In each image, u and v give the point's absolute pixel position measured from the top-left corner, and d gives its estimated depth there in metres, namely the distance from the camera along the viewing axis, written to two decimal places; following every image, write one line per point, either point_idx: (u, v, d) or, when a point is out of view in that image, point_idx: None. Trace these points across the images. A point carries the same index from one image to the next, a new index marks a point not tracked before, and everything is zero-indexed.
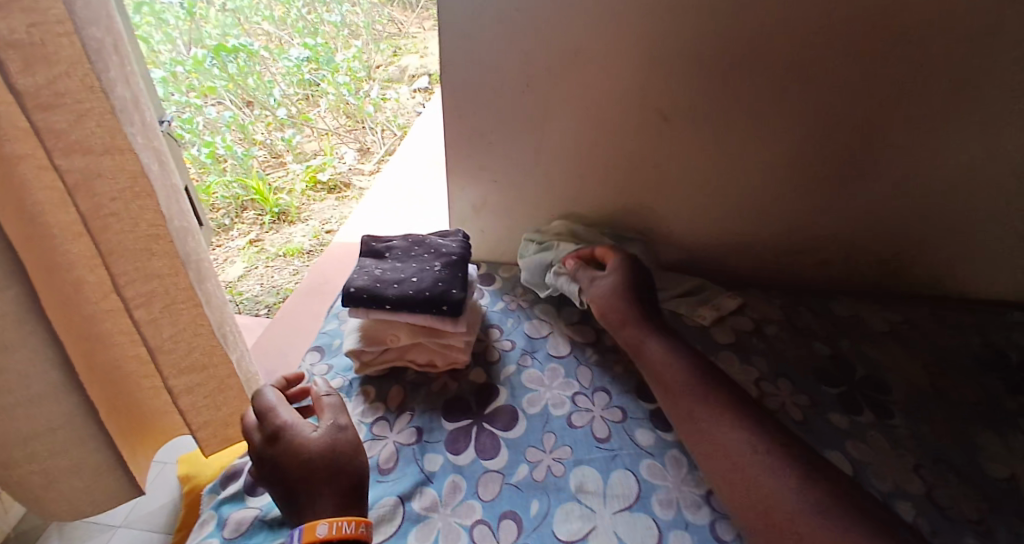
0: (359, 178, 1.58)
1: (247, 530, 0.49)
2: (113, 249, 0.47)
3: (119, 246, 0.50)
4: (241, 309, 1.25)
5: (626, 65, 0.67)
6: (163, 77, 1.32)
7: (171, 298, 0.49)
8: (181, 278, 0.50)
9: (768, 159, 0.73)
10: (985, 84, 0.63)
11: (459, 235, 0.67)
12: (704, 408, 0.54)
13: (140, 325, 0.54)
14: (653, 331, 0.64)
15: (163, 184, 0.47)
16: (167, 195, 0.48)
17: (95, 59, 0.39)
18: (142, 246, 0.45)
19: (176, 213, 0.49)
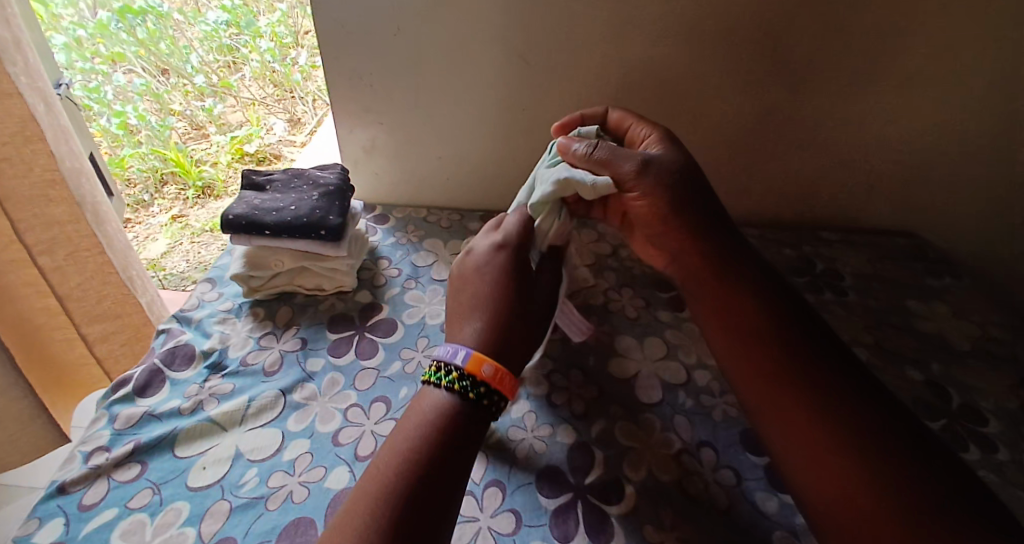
0: (289, 148, 1.64)
1: (138, 422, 0.58)
2: (37, 169, 0.85)
3: (27, 166, 0.84)
4: (166, 283, 1.51)
5: (477, 11, 0.79)
6: (66, 43, 1.45)
7: (74, 249, 0.95)
8: (75, 218, 0.93)
9: (614, 97, 0.85)
10: (768, 32, 0.77)
11: (337, 168, 0.78)
12: (742, 343, 0.53)
13: (65, 226, 0.92)
14: (682, 251, 0.59)
15: (51, 129, 0.87)
16: (55, 137, 0.88)
17: (28, 94, 0.82)
18: (41, 191, 0.87)
19: (69, 160, 0.91)
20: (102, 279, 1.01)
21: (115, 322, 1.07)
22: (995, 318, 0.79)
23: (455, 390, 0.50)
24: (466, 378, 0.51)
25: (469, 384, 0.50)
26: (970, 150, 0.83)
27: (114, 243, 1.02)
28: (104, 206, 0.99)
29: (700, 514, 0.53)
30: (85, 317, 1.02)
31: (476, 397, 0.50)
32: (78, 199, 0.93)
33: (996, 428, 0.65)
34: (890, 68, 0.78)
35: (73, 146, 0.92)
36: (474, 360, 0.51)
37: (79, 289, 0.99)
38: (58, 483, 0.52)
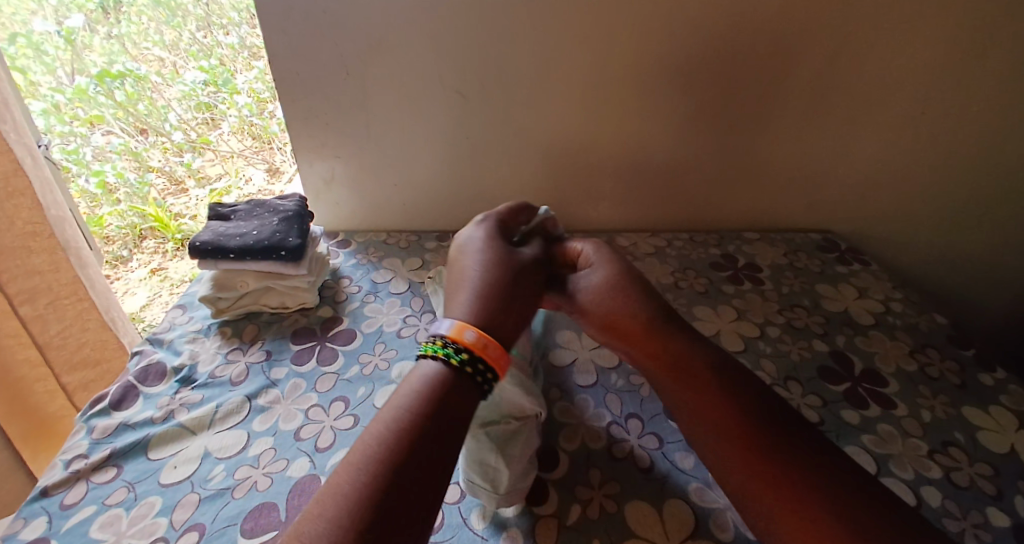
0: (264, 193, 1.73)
1: (114, 432, 0.64)
2: (17, 222, 0.92)
3: (8, 219, 0.90)
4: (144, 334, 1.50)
5: (415, 57, 0.90)
6: (45, 110, 1.41)
7: (54, 297, 1.01)
8: (54, 268, 0.99)
9: (544, 125, 0.96)
10: (669, 63, 0.88)
11: (296, 198, 0.89)
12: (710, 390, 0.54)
13: (44, 276, 0.98)
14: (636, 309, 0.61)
15: (38, 181, 0.94)
16: (42, 189, 0.95)
17: (16, 148, 0.89)
18: (21, 244, 0.93)
19: (53, 209, 0.97)
20: (82, 325, 1.07)
21: (95, 371, 1.13)
22: (897, 295, 0.89)
23: (451, 360, 0.51)
24: (461, 350, 0.52)
25: (464, 356, 0.51)
26: (864, 153, 0.94)
27: (95, 286, 1.08)
28: (85, 251, 1.04)
29: (624, 474, 0.60)
30: (65, 366, 1.08)
31: (467, 369, 0.51)
32: (64, 243, 0.99)
33: (895, 387, 0.72)
34: (781, 86, 0.89)
35: (57, 197, 0.98)
36: (471, 334, 0.53)
37: (60, 337, 1.04)
38: (41, 487, 0.58)
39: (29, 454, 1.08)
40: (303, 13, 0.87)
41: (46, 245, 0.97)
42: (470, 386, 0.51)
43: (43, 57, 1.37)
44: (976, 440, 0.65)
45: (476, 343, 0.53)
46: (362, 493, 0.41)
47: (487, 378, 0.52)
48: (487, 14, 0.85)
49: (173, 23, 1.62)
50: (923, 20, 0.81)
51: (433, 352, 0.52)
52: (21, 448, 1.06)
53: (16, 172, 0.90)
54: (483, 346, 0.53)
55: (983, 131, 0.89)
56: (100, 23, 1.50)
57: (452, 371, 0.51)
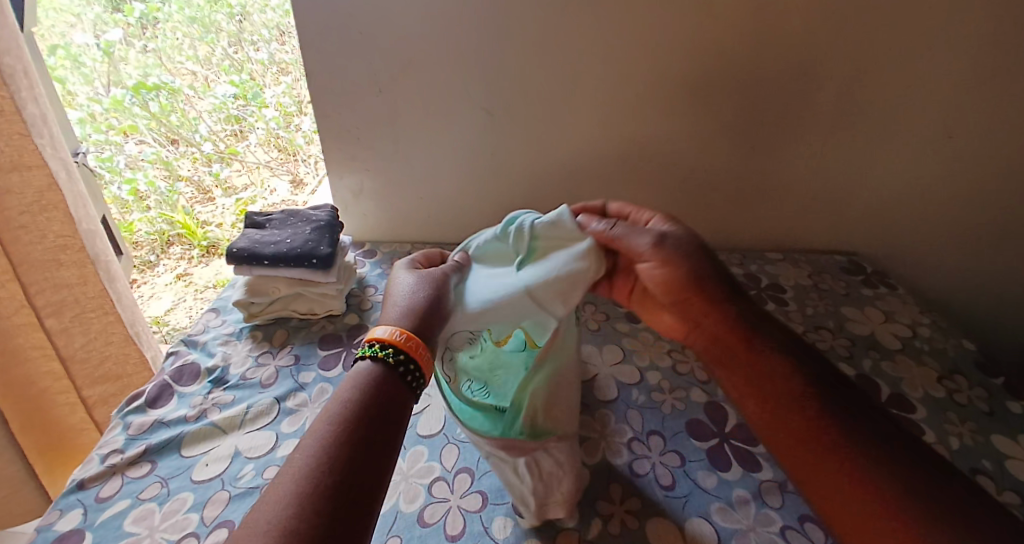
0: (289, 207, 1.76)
1: (149, 428, 0.66)
2: (49, 235, 0.95)
3: (39, 232, 0.94)
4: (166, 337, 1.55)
5: (443, 75, 0.93)
6: (82, 119, 1.56)
7: (79, 311, 1.04)
8: (82, 281, 1.02)
9: (568, 143, 0.98)
10: (693, 85, 0.90)
11: (328, 209, 0.92)
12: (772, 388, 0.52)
13: (71, 290, 1.01)
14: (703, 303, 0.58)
15: (71, 190, 0.98)
16: (75, 199, 0.98)
17: (51, 163, 0.93)
18: (51, 258, 0.97)
19: (86, 223, 1.01)
20: (105, 339, 1.10)
21: (116, 385, 1.16)
22: (924, 320, 0.88)
23: (377, 359, 0.50)
24: (390, 348, 0.50)
25: (392, 352, 0.50)
26: (889, 175, 0.94)
27: (123, 299, 1.12)
28: (114, 264, 1.08)
29: (646, 490, 0.60)
30: (87, 380, 1.11)
31: (395, 364, 0.50)
32: (94, 257, 1.03)
33: (922, 412, 0.71)
34: (805, 108, 0.90)
35: (90, 211, 1.03)
36: (396, 331, 0.51)
37: (84, 350, 1.07)
38: (78, 480, 0.60)
39: (40, 469, 1.11)
40: (337, 33, 0.90)
41: (77, 258, 1.00)
42: (398, 386, 0.49)
43: (82, 69, 1.53)
44: (1005, 470, 0.64)
45: (402, 339, 0.51)
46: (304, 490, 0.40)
47: (416, 375, 0.50)
48: (515, 36, 0.88)
49: (207, 39, 1.67)
50: (948, 45, 0.82)
51: (367, 352, 0.50)
52: (36, 461, 1.10)
53: (51, 186, 0.93)
54: (413, 345, 0.51)
55: (1011, 154, 0.89)
56: (137, 38, 1.61)
57: (383, 367, 0.49)
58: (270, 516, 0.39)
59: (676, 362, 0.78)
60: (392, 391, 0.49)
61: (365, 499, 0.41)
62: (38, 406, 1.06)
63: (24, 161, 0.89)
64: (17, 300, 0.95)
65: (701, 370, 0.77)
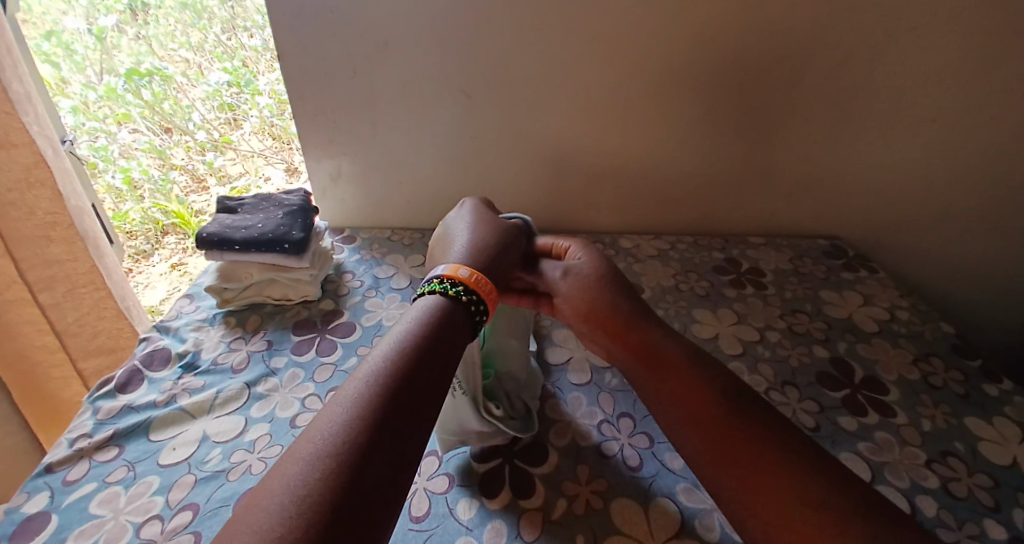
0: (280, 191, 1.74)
1: (117, 413, 0.66)
2: (38, 211, 0.94)
3: (28, 208, 0.93)
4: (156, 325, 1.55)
5: (424, 57, 0.91)
6: (75, 107, 1.50)
7: (72, 285, 1.04)
8: (73, 256, 1.02)
9: (549, 127, 0.97)
10: (677, 67, 0.89)
11: (301, 193, 0.92)
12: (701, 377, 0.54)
13: (62, 265, 1.01)
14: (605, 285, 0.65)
15: (58, 169, 0.96)
16: (61, 177, 0.96)
17: (38, 141, 0.91)
18: (42, 233, 0.97)
19: (73, 199, 0.99)
20: (97, 314, 1.09)
21: (110, 357, 1.16)
22: (903, 303, 0.87)
23: (440, 290, 0.55)
24: (458, 285, 0.56)
25: (466, 294, 0.55)
26: (874, 159, 0.93)
27: (114, 275, 1.10)
28: (104, 241, 1.07)
29: (613, 472, 0.60)
30: (80, 353, 1.11)
31: (467, 307, 0.54)
32: (83, 233, 1.01)
33: (895, 395, 0.71)
34: (791, 92, 0.88)
35: (76, 187, 1.00)
36: (467, 272, 0.57)
37: (76, 324, 1.07)
38: (45, 463, 0.60)
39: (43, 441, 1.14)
40: (316, 13, 0.89)
41: (66, 234, 0.99)
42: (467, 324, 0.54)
43: (74, 56, 1.46)
44: (977, 451, 0.64)
45: (469, 278, 0.57)
46: (373, 395, 0.42)
47: (479, 309, 0.55)
48: (495, 16, 0.86)
49: (199, 25, 1.61)
50: (937, 27, 0.80)
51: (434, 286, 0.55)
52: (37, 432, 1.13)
53: (38, 163, 0.92)
54: (484, 285, 0.57)
55: (1001, 137, 0.87)
56: (128, 24, 1.53)
57: (449, 301, 0.54)
58: (339, 414, 0.41)
59: None
60: (455, 322, 0.52)
61: (429, 419, 0.43)
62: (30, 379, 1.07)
63: (11, 139, 0.88)
64: (8, 276, 0.96)
65: None
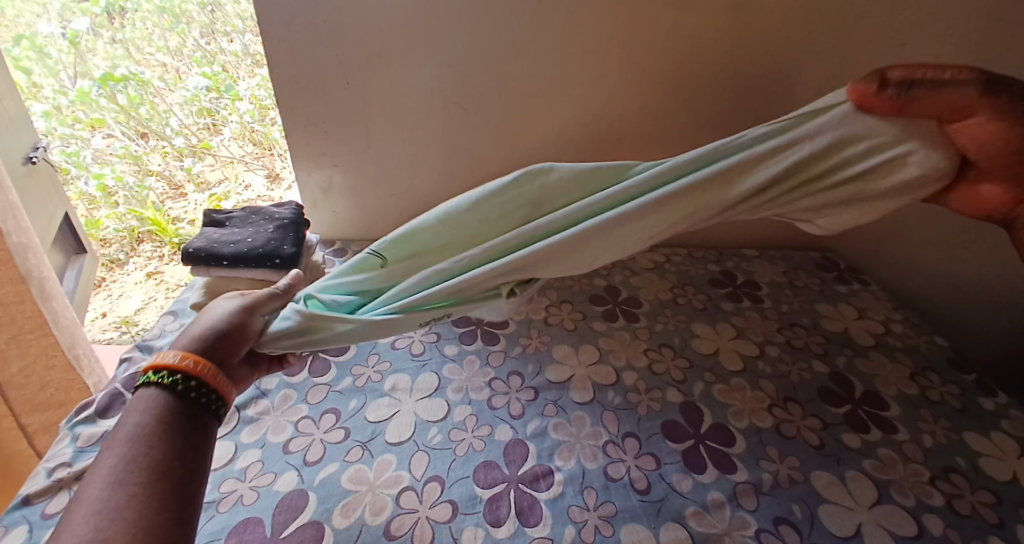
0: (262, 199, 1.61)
1: (98, 441, 0.63)
2: None
3: None
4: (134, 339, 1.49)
5: (417, 68, 0.90)
6: (46, 111, 1.53)
7: (18, 331, 0.96)
8: (21, 299, 0.94)
9: (543, 141, 0.96)
10: (672, 80, 0.88)
11: (293, 207, 0.89)
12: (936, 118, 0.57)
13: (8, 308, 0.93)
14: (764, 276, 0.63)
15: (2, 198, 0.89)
16: (6, 208, 0.90)
17: None
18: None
19: (16, 235, 0.92)
20: (45, 363, 1.03)
21: (59, 411, 1.08)
22: (897, 316, 0.88)
23: (162, 384, 0.47)
24: (171, 372, 0.48)
25: (171, 377, 0.48)
26: None
27: (60, 319, 1.03)
28: (49, 283, 1.00)
29: (622, 497, 0.59)
30: (26, 407, 1.03)
31: (185, 390, 0.48)
32: (26, 274, 0.94)
33: (895, 410, 0.71)
34: (784, 105, 0.89)
35: (22, 222, 0.94)
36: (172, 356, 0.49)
37: (20, 376, 0.99)
38: (22, 495, 0.57)
39: None
40: (305, 22, 0.86)
41: (6, 274, 0.91)
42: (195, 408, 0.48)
43: (47, 60, 1.49)
44: (977, 467, 0.64)
45: (187, 363, 0.49)
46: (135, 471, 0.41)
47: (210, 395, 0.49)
48: (490, 28, 0.85)
49: (177, 29, 1.55)
50: (924, 45, 0.81)
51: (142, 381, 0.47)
52: None
53: None
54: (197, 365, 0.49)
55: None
56: (104, 28, 1.52)
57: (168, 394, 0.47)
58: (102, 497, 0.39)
59: (653, 362, 0.77)
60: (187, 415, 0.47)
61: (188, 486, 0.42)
62: None
63: None
64: None
65: (677, 370, 0.76)
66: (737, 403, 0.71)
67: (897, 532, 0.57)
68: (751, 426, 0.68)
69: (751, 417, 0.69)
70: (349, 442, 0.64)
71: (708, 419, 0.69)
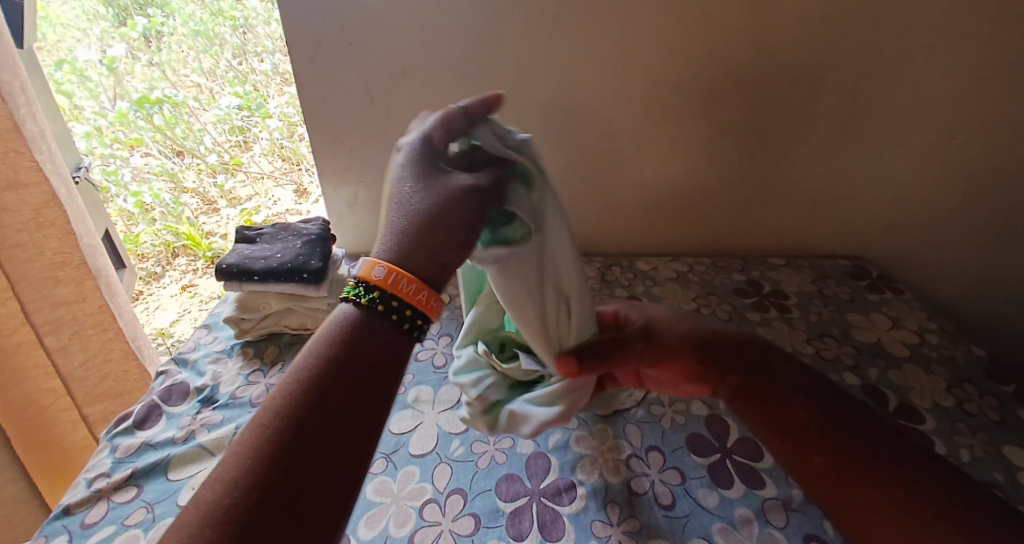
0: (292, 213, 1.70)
1: (136, 451, 0.65)
2: (45, 253, 0.91)
3: (38, 249, 0.90)
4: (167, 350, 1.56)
5: (438, 85, 0.92)
6: (88, 132, 1.55)
7: (78, 327, 1.01)
8: (82, 298, 0.99)
9: (562, 152, 0.96)
10: (691, 90, 0.88)
11: (320, 222, 0.92)
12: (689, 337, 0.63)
13: (69, 308, 0.98)
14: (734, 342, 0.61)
15: (71, 204, 0.95)
16: (75, 213, 0.96)
17: (52, 178, 0.90)
18: (50, 274, 0.93)
19: (86, 238, 0.98)
20: (104, 356, 1.07)
21: (116, 401, 1.13)
22: (931, 325, 0.85)
23: (362, 302, 0.41)
24: (371, 290, 0.42)
25: (375, 298, 0.42)
26: (897, 177, 0.91)
27: (124, 315, 1.09)
28: (115, 281, 1.05)
29: (646, 511, 0.58)
30: (87, 398, 1.08)
31: (394, 317, 0.41)
32: (95, 272, 1.00)
33: (932, 424, 0.68)
34: (808, 112, 0.87)
35: (89, 226, 1.00)
36: (383, 272, 0.42)
37: (82, 368, 1.04)
38: (64, 505, 0.59)
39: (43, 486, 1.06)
40: (329, 44, 0.89)
41: (74, 275, 0.97)
42: (391, 330, 0.41)
43: (88, 83, 1.53)
44: (1017, 481, 0.61)
45: (388, 279, 0.42)
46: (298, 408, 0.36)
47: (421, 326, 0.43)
48: (508, 44, 0.87)
49: (211, 51, 1.61)
50: (954, 47, 0.79)
51: (347, 293, 0.42)
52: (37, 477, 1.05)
53: (48, 203, 0.89)
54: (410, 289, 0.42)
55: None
56: (141, 51, 1.57)
57: (366, 315, 0.41)
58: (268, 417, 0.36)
59: None
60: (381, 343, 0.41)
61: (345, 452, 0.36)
62: (39, 426, 1.01)
63: (20, 179, 0.85)
64: (17, 320, 0.91)
65: None
66: None
67: None
68: None
69: None
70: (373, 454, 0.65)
71: (733, 433, 0.67)
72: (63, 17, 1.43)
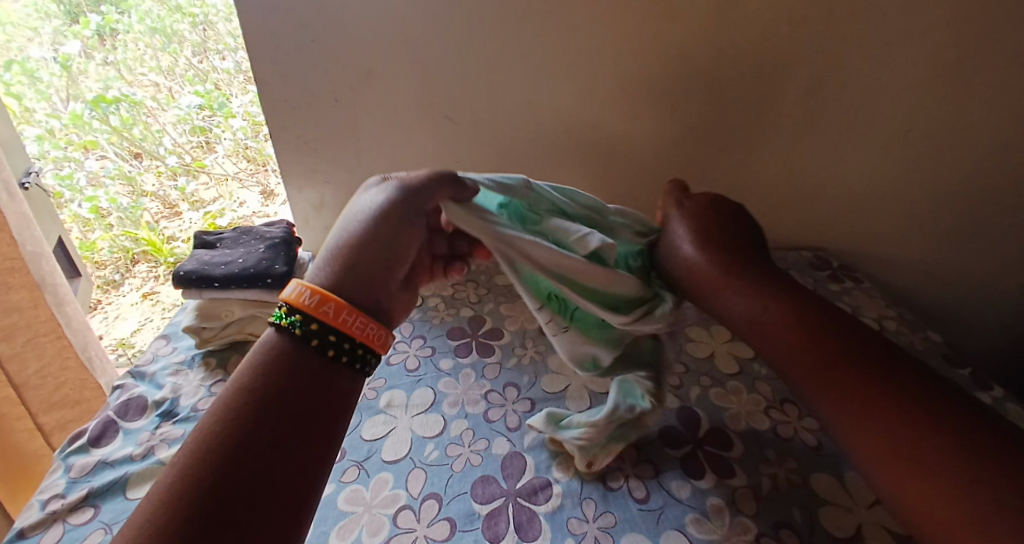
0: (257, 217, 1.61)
1: (92, 470, 0.62)
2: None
3: None
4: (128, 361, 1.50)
5: (403, 84, 0.90)
6: (39, 135, 1.46)
7: (32, 334, 0.95)
8: (36, 304, 0.94)
9: (531, 150, 0.96)
10: (658, 87, 0.88)
11: (283, 225, 0.90)
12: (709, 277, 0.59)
13: (22, 314, 0.92)
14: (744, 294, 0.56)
15: (13, 210, 0.88)
16: (18, 219, 0.89)
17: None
18: (1, 280, 0.88)
19: (30, 245, 0.92)
20: (60, 364, 1.02)
21: (75, 410, 1.08)
22: (890, 313, 0.88)
23: (283, 325, 0.43)
24: (295, 313, 0.43)
25: (297, 320, 0.42)
26: (858, 170, 0.93)
27: (73, 323, 1.03)
28: (63, 289, 0.99)
29: (621, 506, 0.59)
30: (43, 406, 1.02)
31: (321, 346, 0.42)
32: (40, 281, 0.94)
33: None
34: (770, 108, 0.89)
35: (36, 231, 0.93)
36: (308, 297, 0.43)
37: (37, 376, 0.98)
38: (15, 529, 0.56)
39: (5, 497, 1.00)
40: (290, 42, 0.87)
41: (24, 280, 0.91)
42: (323, 359, 0.42)
43: (39, 84, 1.44)
44: None
45: (310, 302, 0.43)
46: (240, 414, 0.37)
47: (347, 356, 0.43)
48: (474, 42, 0.86)
49: (169, 49, 1.50)
50: (907, 44, 0.81)
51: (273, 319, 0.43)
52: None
53: None
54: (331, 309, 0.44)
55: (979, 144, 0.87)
56: (96, 50, 1.48)
57: (292, 341, 0.42)
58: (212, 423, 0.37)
59: None
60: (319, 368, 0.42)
61: (279, 461, 0.36)
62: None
63: None
64: None
65: (673, 375, 0.76)
66: (735, 406, 0.71)
67: (896, 530, 0.57)
68: (748, 429, 0.68)
69: (748, 420, 0.69)
70: (345, 462, 0.64)
71: (705, 425, 0.68)
72: (13, 16, 1.34)
